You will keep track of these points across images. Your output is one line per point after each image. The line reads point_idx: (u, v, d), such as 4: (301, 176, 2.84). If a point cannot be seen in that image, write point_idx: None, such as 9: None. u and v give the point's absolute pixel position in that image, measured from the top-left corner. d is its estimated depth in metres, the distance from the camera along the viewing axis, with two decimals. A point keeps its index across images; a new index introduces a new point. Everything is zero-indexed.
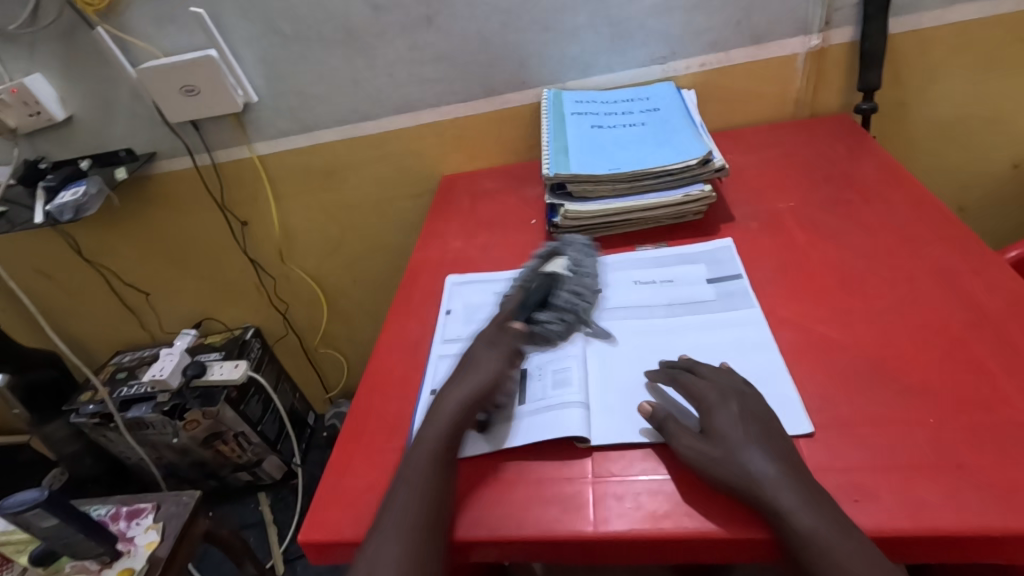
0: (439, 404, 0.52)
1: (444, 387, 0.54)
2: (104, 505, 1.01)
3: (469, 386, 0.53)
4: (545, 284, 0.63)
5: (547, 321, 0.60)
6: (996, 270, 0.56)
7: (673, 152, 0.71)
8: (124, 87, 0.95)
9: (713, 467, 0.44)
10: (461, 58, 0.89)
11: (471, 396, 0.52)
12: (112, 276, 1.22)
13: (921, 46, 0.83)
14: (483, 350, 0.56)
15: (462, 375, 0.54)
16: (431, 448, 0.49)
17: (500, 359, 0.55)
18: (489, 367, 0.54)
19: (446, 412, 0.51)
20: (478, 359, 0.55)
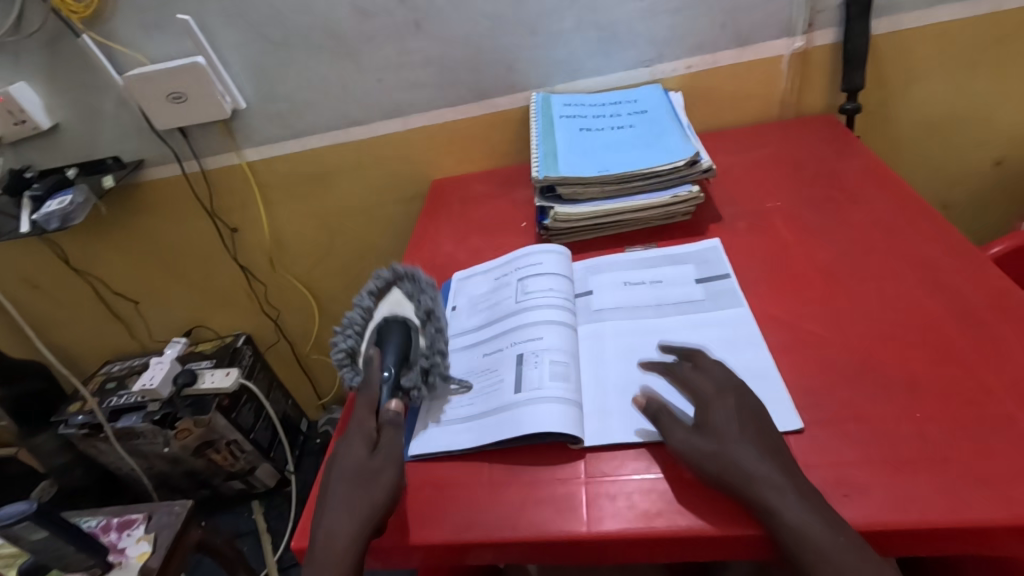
0: (344, 470, 0.49)
1: (342, 453, 0.51)
2: (94, 516, 1.01)
3: (357, 465, 0.49)
4: (390, 338, 0.58)
5: (414, 384, 0.56)
6: (980, 265, 0.57)
7: (661, 153, 0.71)
8: (110, 95, 0.94)
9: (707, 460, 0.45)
10: (450, 62, 0.89)
11: (386, 469, 0.49)
12: (101, 284, 1.21)
13: (903, 47, 0.85)
14: (363, 436, 0.51)
15: (358, 451, 0.50)
16: (357, 520, 0.46)
17: (393, 439, 0.51)
18: (385, 448, 0.50)
19: (357, 480, 0.48)
20: (358, 440, 0.51)
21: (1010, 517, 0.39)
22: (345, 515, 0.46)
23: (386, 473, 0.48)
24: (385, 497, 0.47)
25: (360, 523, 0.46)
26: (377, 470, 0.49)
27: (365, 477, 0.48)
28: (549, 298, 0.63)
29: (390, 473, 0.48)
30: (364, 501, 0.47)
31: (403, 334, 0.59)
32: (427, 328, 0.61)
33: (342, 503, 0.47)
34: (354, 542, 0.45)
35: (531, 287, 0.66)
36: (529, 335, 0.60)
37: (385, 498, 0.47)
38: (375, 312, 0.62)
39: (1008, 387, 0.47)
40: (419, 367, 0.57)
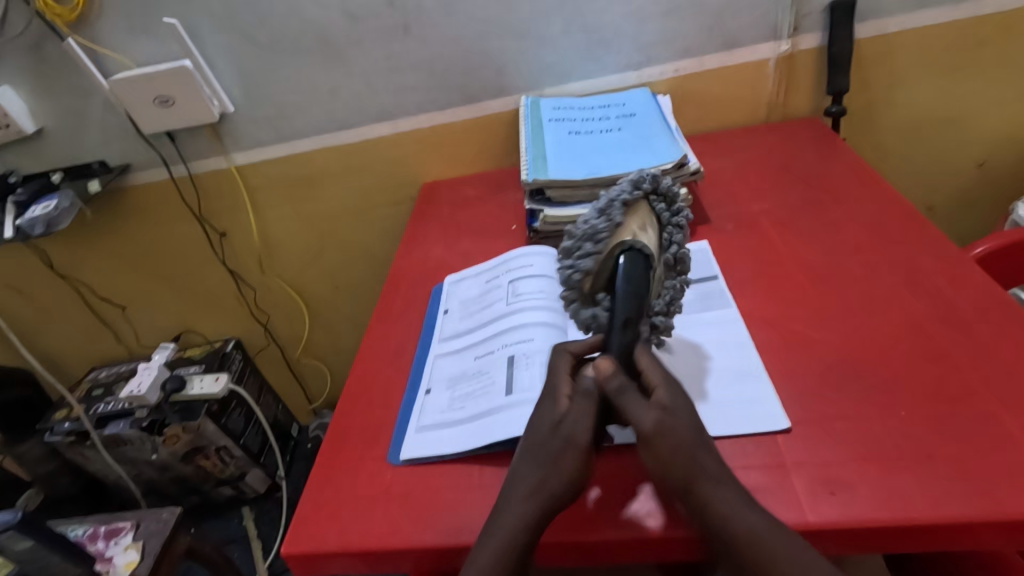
0: (529, 442, 0.46)
1: (531, 420, 0.48)
2: (81, 524, 1.00)
3: (540, 439, 0.46)
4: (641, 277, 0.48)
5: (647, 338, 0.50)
6: (963, 266, 0.58)
7: (650, 156, 0.72)
8: (96, 98, 0.94)
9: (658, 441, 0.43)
10: (439, 66, 0.89)
11: (570, 450, 0.44)
12: (87, 290, 1.19)
13: (886, 51, 0.86)
14: (551, 401, 0.47)
15: (545, 424, 0.46)
16: (537, 500, 0.43)
17: (584, 415, 0.45)
18: (575, 424, 0.45)
19: (538, 456, 0.45)
20: (542, 407, 0.47)
21: (994, 513, 0.40)
22: (523, 499, 0.44)
23: (568, 452, 0.44)
24: (563, 476, 0.44)
25: (534, 503, 0.43)
26: (567, 448, 0.44)
27: (545, 456, 0.45)
28: (540, 300, 0.64)
29: (573, 454, 0.44)
30: (535, 478, 0.44)
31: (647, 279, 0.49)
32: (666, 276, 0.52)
33: (522, 479, 0.45)
34: (526, 522, 0.43)
35: (522, 290, 0.67)
36: (521, 337, 0.60)
37: (569, 476, 0.43)
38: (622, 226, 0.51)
39: (991, 385, 0.47)
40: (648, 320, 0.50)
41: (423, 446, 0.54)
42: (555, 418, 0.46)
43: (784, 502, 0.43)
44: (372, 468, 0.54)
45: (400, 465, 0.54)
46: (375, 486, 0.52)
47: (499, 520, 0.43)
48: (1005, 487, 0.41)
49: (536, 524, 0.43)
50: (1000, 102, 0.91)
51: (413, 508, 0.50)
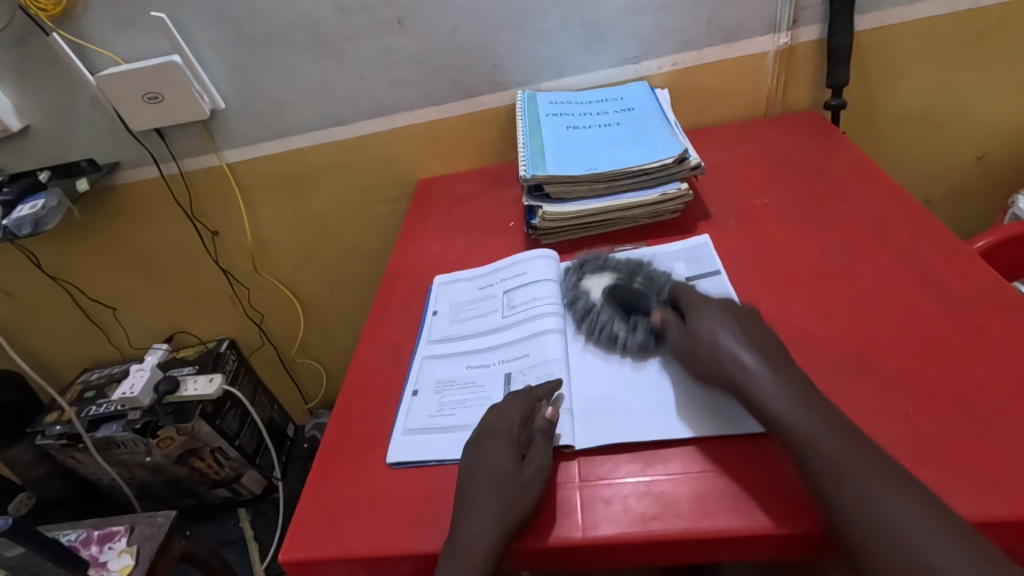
0: (488, 474, 0.47)
1: (480, 454, 0.48)
2: (73, 529, 0.98)
3: (503, 472, 0.46)
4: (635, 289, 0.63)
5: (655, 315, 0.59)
6: (968, 260, 0.57)
7: (649, 151, 0.71)
8: (84, 96, 0.92)
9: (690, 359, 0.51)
10: (434, 61, 0.88)
11: (536, 481, 0.46)
12: (77, 291, 1.17)
13: (886, 43, 0.85)
14: (508, 440, 0.49)
15: (504, 459, 0.47)
16: (498, 522, 0.44)
17: (545, 452, 0.48)
18: (538, 458, 0.48)
19: (501, 486, 0.46)
20: (497, 442, 0.49)
21: (1006, 513, 0.39)
22: (484, 521, 0.44)
23: (536, 486, 0.46)
24: (526, 506, 0.45)
25: (500, 529, 0.44)
26: (531, 481, 0.46)
27: (510, 486, 0.46)
28: (538, 308, 0.63)
29: (539, 488, 0.46)
30: (503, 506, 0.45)
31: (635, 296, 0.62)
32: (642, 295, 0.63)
33: (483, 507, 0.45)
34: (492, 550, 0.43)
35: (517, 299, 0.66)
36: (517, 352, 0.59)
37: (531, 509, 0.45)
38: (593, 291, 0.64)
39: (1001, 381, 0.46)
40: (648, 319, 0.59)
41: (412, 449, 0.53)
42: (515, 456, 0.48)
43: (793, 503, 0.42)
44: (370, 472, 0.53)
45: (393, 469, 0.53)
46: (374, 490, 0.51)
47: (457, 544, 0.44)
48: (1016, 487, 0.40)
49: (497, 550, 0.43)
50: (999, 95, 0.90)
51: (414, 513, 0.49)
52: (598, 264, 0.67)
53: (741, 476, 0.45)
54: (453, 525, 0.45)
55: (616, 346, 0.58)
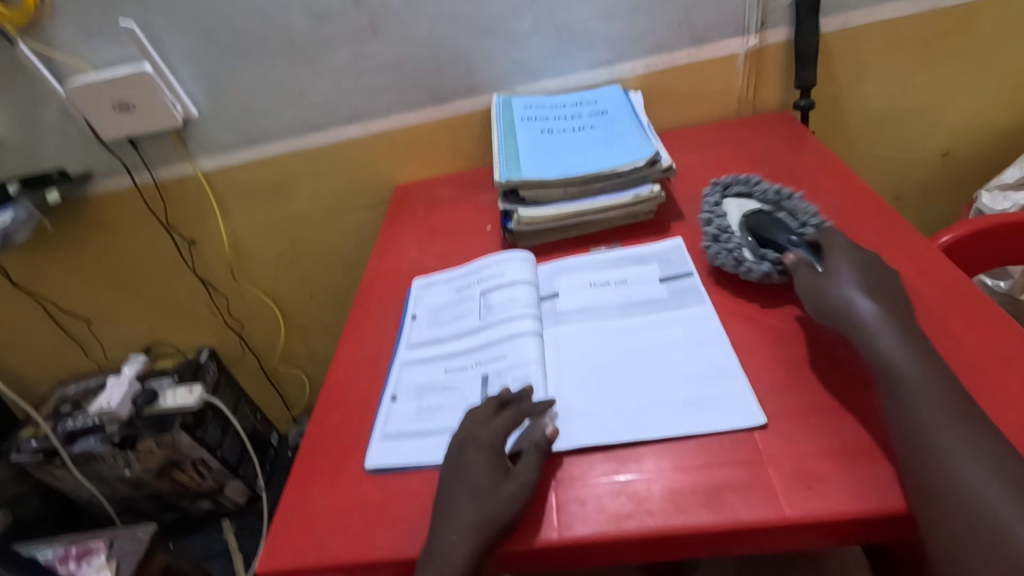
0: (469, 482, 0.47)
1: (462, 463, 0.48)
2: (51, 546, 0.97)
3: (484, 483, 0.47)
4: (768, 220, 0.61)
5: (764, 254, 0.59)
6: (930, 256, 0.59)
7: (622, 153, 0.72)
8: (53, 106, 0.90)
9: (810, 296, 0.52)
10: (408, 66, 0.88)
11: (517, 495, 0.46)
12: (50, 303, 1.15)
13: (852, 44, 0.87)
14: (492, 450, 0.49)
15: (486, 469, 0.48)
16: (474, 531, 0.44)
17: (533, 467, 0.47)
18: (523, 474, 0.47)
19: (481, 496, 0.46)
20: (482, 451, 0.49)
21: None
22: (461, 529, 0.44)
23: (519, 499, 0.46)
24: (504, 519, 0.45)
25: (477, 538, 0.44)
26: (513, 494, 0.46)
27: (489, 497, 0.46)
28: (514, 310, 0.64)
29: (519, 502, 0.45)
30: (480, 515, 0.45)
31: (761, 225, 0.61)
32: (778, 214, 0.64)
33: (460, 515, 0.45)
34: (468, 559, 0.43)
35: (494, 301, 0.66)
36: (494, 355, 0.60)
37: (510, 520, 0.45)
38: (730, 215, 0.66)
39: (960, 373, 0.48)
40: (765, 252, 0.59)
41: (391, 456, 0.53)
42: (498, 468, 0.48)
43: (761, 498, 0.43)
44: (348, 479, 0.53)
45: (371, 475, 0.53)
46: (352, 497, 0.51)
47: (433, 548, 0.44)
48: None
49: (473, 559, 0.43)
50: (962, 93, 0.93)
51: (391, 519, 0.49)
52: (746, 185, 0.68)
53: (710, 471, 0.46)
54: (430, 532, 0.45)
55: (740, 267, 0.59)
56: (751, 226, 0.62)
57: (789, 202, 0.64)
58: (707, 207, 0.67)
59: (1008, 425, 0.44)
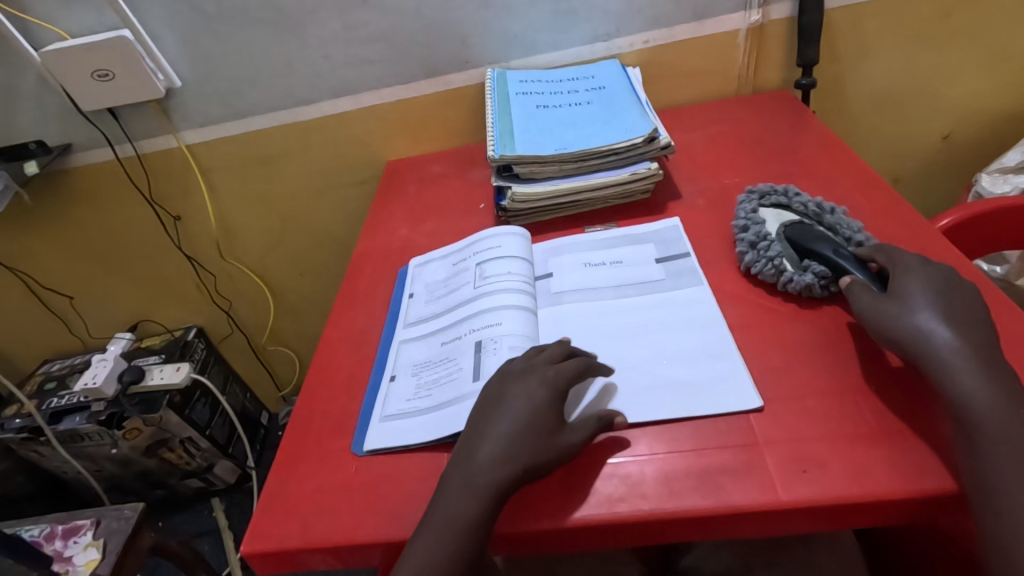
0: (524, 413, 0.46)
1: (523, 398, 0.47)
2: (37, 524, 0.96)
3: (541, 418, 0.46)
4: (814, 233, 0.57)
5: (810, 266, 0.54)
6: (931, 238, 0.58)
7: (619, 130, 0.70)
8: (29, 73, 0.87)
9: (870, 320, 0.48)
10: (399, 38, 0.85)
11: (568, 449, 0.45)
12: (31, 279, 1.12)
13: (856, 21, 0.85)
14: (558, 393, 0.47)
15: (548, 408, 0.47)
16: (517, 461, 0.44)
17: (592, 428, 0.46)
18: (579, 431, 0.46)
19: (535, 431, 0.45)
20: (546, 389, 0.47)
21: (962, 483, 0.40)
22: (504, 454, 0.45)
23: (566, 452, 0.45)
24: (548, 465, 0.44)
25: (513, 468, 0.44)
26: (564, 447, 0.45)
27: (540, 434, 0.45)
28: (508, 283, 0.62)
29: (564, 455, 0.45)
30: (525, 457, 0.44)
31: (807, 236, 0.57)
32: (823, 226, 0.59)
33: (505, 444, 0.45)
34: (498, 485, 0.44)
35: (489, 271, 0.65)
36: (488, 322, 0.58)
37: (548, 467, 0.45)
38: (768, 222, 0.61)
39: None
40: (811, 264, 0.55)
41: (387, 435, 0.52)
42: (558, 412, 0.47)
43: (756, 482, 0.43)
44: (336, 460, 0.52)
45: (362, 456, 0.52)
46: (339, 478, 0.50)
47: (470, 468, 0.45)
48: None
49: (502, 483, 0.44)
50: (965, 74, 0.91)
51: (379, 501, 0.48)
52: (785, 196, 0.63)
53: (705, 455, 0.45)
54: (469, 449, 0.46)
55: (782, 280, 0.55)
56: (793, 235, 0.57)
57: (830, 217, 0.59)
58: (742, 216, 0.62)
59: None
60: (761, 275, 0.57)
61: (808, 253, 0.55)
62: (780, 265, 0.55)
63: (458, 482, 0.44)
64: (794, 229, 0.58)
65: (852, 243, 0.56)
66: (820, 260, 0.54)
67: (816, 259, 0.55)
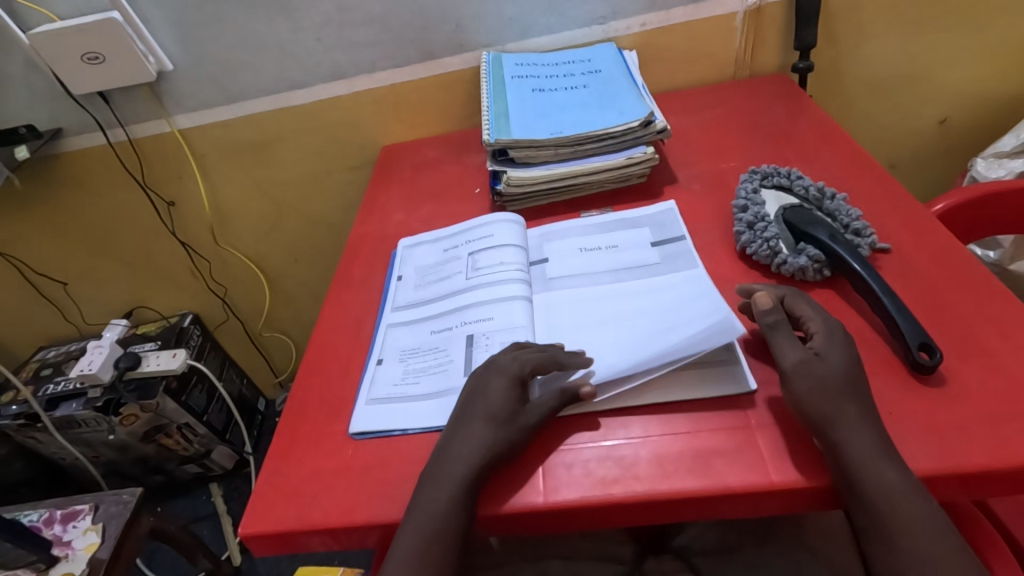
0: (485, 405, 0.48)
1: (482, 389, 0.49)
2: (35, 509, 0.96)
3: (501, 407, 0.47)
4: (816, 218, 0.57)
5: (809, 248, 0.55)
6: (925, 223, 0.58)
7: (615, 114, 0.69)
8: (17, 56, 0.86)
9: (795, 378, 0.44)
10: (393, 20, 0.84)
11: (527, 429, 0.47)
12: (24, 265, 1.12)
13: (854, 4, 0.84)
14: (514, 379, 0.49)
15: (505, 398, 0.48)
16: (481, 450, 0.45)
17: (549, 403, 0.48)
18: (536, 412, 0.48)
19: (496, 421, 0.47)
20: (502, 378, 0.49)
21: (951, 465, 0.40)
22: (469, 445, 0.46)
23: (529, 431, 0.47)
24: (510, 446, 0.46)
25: (481, 458, 0.45)
26: (525, 428, 0.47)
27: (501, 422, 0.47)
28: (502, 272, 0.62)
29: (526, 434, 0.47)
30: (489, 440, 0.46)
31: (808, 219, 0.57)
32: (825, 212, 0.59)
33: (472, 436, 0.46)
34: (469, 475, 0.45)
35: (482, 261, 0.65)
36: (481, 315, 0.59)
37: (515, 450, 0.46)
38: (768, 203, 0.61)
39: (950, 340, 0.47)
40: (810, 247, 0.55)
41: (376, 420, 0.52)
42: (517, 397, 0.48)
43: (748, 463, 0.43)
44: (332, 444, 0.52)
45: (355, 439, 0.52)
46: (335, 462, 0.51)
47: (439, 461, 0.46)
48: (964, 438, 0.41)
49: (471, 474, 0.45)
50: (963, 58, 0.91)
51: (376, 483, 0.48)
52: (787, 178, 0.63)
53: (699, 437, 0.45)
54: (439, 448, 0.47)
55: (776, 261, 0.56)
56: (793, 217, 0.58)
57: (830, 203, 0.59)
58: (743, 196, 0.62)
59: (997, 391, 0.43)
60: (755, 256, 0.57)
61: (807, 235, 0.56)
62: (775, 246, 0.56)
63: (430, 476, 0.45)
64: (795, 212, 0.58)
65: (849, 231, 0.56)
66: (816, 244, 0.55)
67: (811, 243, 0.55)
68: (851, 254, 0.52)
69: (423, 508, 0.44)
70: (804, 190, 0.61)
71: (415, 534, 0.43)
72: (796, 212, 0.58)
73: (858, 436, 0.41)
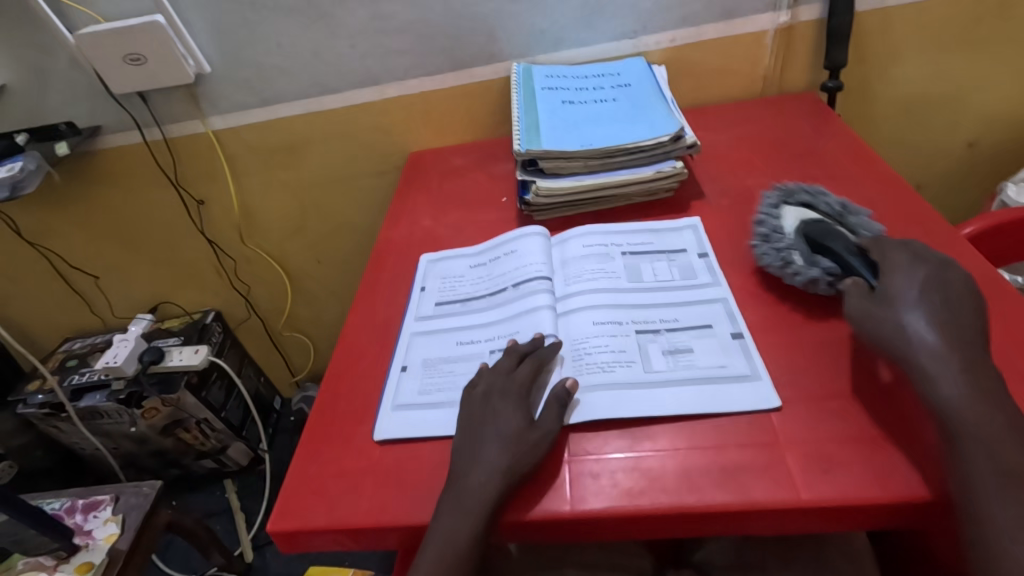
0: (496, 431, 0.48)
1: (490, 415, 0.49)
2: (58, 497, 0.97)
3: (512, 428, 0.48)
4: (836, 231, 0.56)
5: (823, 262, 0.54)
6: (958, 246, 0.58)
7: (646, 127, 0.70)
8: (62, 55, 0.88)
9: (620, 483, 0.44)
10: (427, 30, 0.86)
11: (542, 446, 0.47)
12: (56, 257, 1.15)
13: (885, 25, 0.84)
14: (518, 400, 0.50)
15: (512, 421, 0.48)
16: (502, 471, 0.46)
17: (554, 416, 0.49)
18: (548, 422, 0.48)
19: (507, 443, 0.47)
20: (508, 400, 0.50)
21: None
22: (491, 466, 0.46)
23: (541, 448, 0.47)
24: (528, 469, 0.46)
25: (504, 482, 0.45)
26: (539, 445, 0.47)
27: (519, 446, 0.47)
28: (530, 286, 0.63)
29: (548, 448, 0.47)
30: (507, 467, 0.46)
31: (825, 231, 0.56)
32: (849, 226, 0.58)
33: (492, 459, 0.46)
34: (494, 497, 0.45)
35: (506, 276, 0.66)
36: (508, 329, 0.59)
37: (533, 464, 0.46)
38: (788, 215, 0.61)
39: None
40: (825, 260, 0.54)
41: (400, 427, 0.53)
42: (523, 416, 0.49)
43: (776, 480, 0.43)
44: (359, 443, 0.53)
45: (381, 442, 0.52)
46: (362, 462, 0.51)
47: (460, 477, 0.46)
48: None
49: (494, 497, 0.45)
50: (994, 81, 0.90)
51: (403, 485, 0.49)
52: (811, 194, 0.62)
53: (725, 452, 0.46)
54: (456, 471, 0.47)
55: (789, 272, 0.55)
56: (811, 230, 0.57)
57: (854, 219, 0.59)
58: (763, 207, 0.63)
59: None
60: (769, 267, 0.57)
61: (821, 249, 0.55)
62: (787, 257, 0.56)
63: (451, 492, 0.45)
64: (814, 225, 0.58)
65: None
66: (831, 256, 0.54)
67: (827, 255, 0.54)
68: (866, 267, 0.51)
69: (451, 528, 0.44)
70: (829, 207, 0.60)
71: (440, 547, 0.44)
72: (814, 225, 0.58)
73: (929, 361, 0.43)
